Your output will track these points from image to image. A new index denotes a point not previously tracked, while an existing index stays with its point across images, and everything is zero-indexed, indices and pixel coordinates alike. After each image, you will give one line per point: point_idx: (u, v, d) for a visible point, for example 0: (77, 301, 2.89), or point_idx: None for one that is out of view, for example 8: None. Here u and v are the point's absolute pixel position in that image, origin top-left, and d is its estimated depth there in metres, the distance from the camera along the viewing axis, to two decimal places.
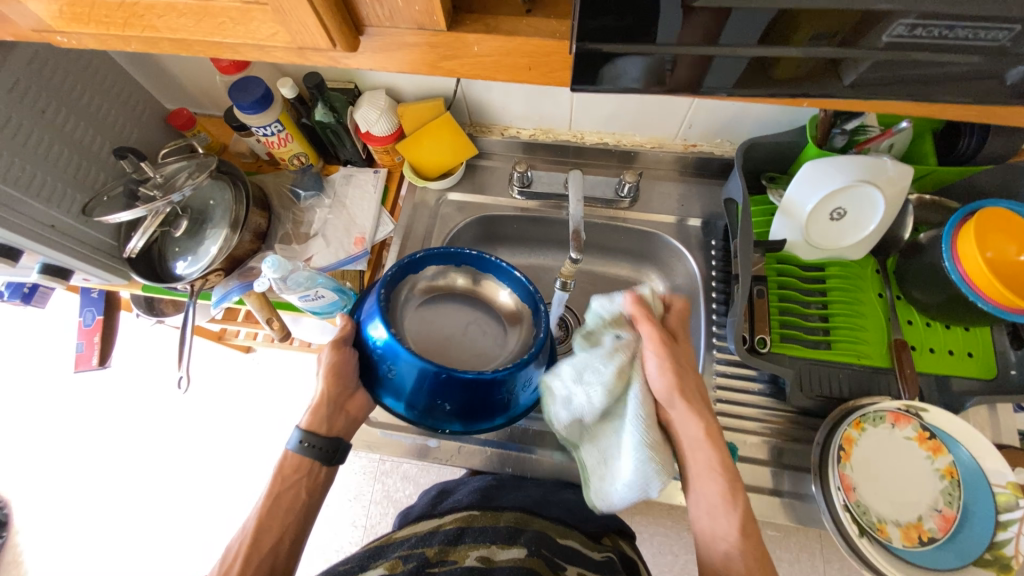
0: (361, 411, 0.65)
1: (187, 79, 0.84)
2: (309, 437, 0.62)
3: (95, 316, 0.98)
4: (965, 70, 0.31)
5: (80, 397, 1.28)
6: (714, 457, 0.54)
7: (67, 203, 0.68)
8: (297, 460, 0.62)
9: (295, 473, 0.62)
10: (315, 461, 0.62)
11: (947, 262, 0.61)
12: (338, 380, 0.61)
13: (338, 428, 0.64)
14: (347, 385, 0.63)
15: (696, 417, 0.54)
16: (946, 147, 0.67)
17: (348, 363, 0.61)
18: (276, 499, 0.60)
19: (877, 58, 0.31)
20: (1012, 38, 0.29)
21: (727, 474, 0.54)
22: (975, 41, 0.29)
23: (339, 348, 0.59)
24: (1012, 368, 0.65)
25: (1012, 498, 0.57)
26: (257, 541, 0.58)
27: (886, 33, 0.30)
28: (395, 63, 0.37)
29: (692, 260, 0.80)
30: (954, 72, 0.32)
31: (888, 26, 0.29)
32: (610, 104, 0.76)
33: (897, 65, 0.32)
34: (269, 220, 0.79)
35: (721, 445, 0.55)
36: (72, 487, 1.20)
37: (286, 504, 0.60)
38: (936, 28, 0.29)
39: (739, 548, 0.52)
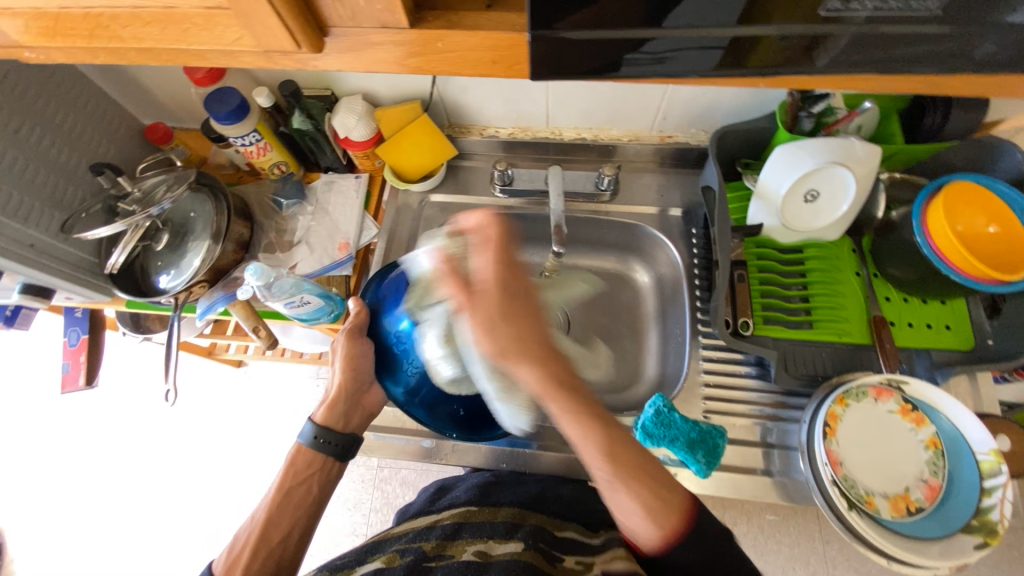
0: (375, 405, 0.69)
1: (163, 93, 0.84)
2: (324, 433, 0.64)
3: (80, 336, 0.97)
4: (910, 43, 0.33)
5: (69, 420, 1.26)
6: (566, 409, 0.43)
7: (45, 222, 0.67)
8: (311, 457, 0.64)
9: (307, 470, 0.63)
10: (327, 457, 0.64)
11: (918, 237, 0.63)
12: (355, 371, 0.66)
13: (353, 423, 0.67)
14: (364, 379, 0.67)
15: (523, 372, 0.43)
16: (912, 126, 0.69)
17: (364, 353, 0.67)
18: (286, 495, 0.62)
19: (852, 33, 0.32)
20: (942, 9, 0.30)
21: (591, 421, 0.43)
22: (911, 13, 0.31)
23: (354, 336, 0.66)
24: (989, 339, 0.66)
25: (996, 465, 0.58)
26: (266, 535, 0.59)
27: (860, 9, 0.31)
28: (362, 63, 0.38)
29: (674, 249, 0.81)
30: (900, 45, 0.33)
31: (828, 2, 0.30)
32: (585, 99, 0.77)
33: (867, 41, 0.33)
34: (252, 230, 0.79)
35: (568, 396, 0.43)
36: (66, 512, 1.18)
37: (296, 500, 0.62)
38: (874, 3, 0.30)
39: (628, 498, 0.46)
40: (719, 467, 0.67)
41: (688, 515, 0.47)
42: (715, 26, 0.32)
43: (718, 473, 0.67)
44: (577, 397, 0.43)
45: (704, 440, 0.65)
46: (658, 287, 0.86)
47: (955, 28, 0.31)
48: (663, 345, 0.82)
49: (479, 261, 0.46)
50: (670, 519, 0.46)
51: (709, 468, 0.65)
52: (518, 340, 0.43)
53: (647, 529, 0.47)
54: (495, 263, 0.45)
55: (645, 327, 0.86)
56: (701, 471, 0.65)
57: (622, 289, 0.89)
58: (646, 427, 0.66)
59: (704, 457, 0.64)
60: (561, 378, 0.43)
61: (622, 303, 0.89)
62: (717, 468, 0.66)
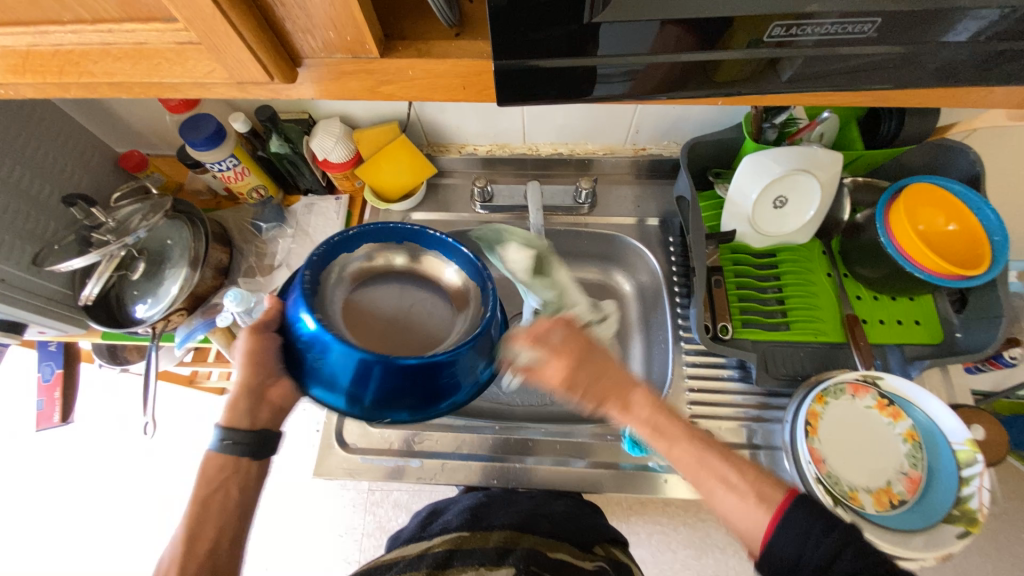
0: (287, 400, 0.62)
1: (138, 121, 0.83)
2: (230, 433, 0.58)
3: (54, 371, 0.94)
4: (854, 60, 0.34)
5: (42, 459, 1.22)
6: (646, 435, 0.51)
7: (16, 255, 0.66)
8: (223, 460, 0.59)
9: (220, 476, 0.58)
10: (236, 457, 0.59)
11: (882, 237, 0.66)
12: (257, 365, 0.58)
13: (262, 420, 0.60)
14: (267, 373, 0.60)
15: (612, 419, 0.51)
16: (869, 132, 0.73)
17: (265, 345, 0.57)
18: (204, 505, 0.57)
19: (807, 54, 0.34)
20: (877, 30, 0.32)
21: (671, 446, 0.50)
22: (848, 34, 0.33)
23: (257, 333, 0.57)
24: (957, 332, 0.69)
25: (971, 454, 0.60)
26: (188, 548, 0.56)
27: (811, 33, 0.33)
28: (335, 91, 0.38)
29: (652, 257, 0.83)
30: (845, 64, 0.35)
31: (771, 27, 0.32)
32: (560, 115, 0.79)
33: (821, 60, 0.35)
34: (230, 256, 0.79)
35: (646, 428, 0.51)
36: (42, 557, 1.13)
37: (218, 508, 0.58)
38: (813, 27, 0.32)
39: (723, 498, 0.48)
40: None
41: (783, 503, 0.46)
42: (672, 51, 0.34)
43: None
44: (648, 421, 0.51)
45: None
46: (640, 295, 0.88)
47: (889, 51, 0.34)
48: (647, 353, 0.83)
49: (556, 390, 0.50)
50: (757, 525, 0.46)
51: None
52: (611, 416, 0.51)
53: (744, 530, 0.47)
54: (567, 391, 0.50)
55: (628, 335, 0.87)
56: None
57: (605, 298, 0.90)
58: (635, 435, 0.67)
59: None
60: (630, 410, 0.51)
61: None
62: None
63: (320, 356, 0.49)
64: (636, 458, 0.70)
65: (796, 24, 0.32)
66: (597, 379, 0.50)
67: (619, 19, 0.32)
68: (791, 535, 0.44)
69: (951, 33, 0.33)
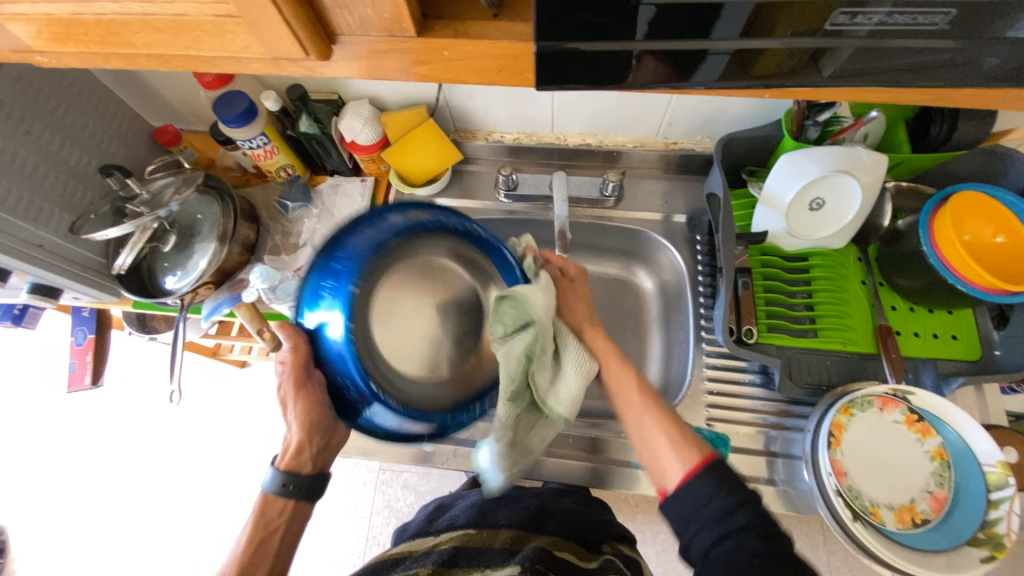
0: (340, 442, 0.63)
1: (173, 96, 0.84)
2: (293, 479, 0.59)
3: (87, 335, 0.97)
4: (907, 53, 0.32)
5: (73, 419, 1.27)
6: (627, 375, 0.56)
7: (54, 222, 0.68)
8: (283, 503, 0.60)
9: (279, 519, 0.59)
10: (294, 501, 0.60)
11: (925, 246, 0.63)
12: (315, 422, 0.57)
13: (319, 463, 0.62)
14: (323, 427, 0.59)
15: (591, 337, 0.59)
16: (918, 135, 0.69)
17: (318, 399, 0.55)
18: (262, 544, 0.58)
19: (858, 45, 0.32)
20: (950, 23, 0.30)
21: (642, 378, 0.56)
22: (915, 26, 0.30)
23: (300, 383, 0.52)
24: (996, 349, 0.66)
25: (1003, 477, 0.57)
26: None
27: (869, 23, 0.30)
28: (370, 70, 0.38)
29: (677, 255, 0.81)
30: (898, 57, 0.33)
31: (830, 15, 0.30)
32: (590, 105, 0.77)
33: (874, 53, 0.33)
34: (258, 232, 0.80)
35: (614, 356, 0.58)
36: (70, 513, 1.19)
37: (275, 547, 0.59)
38: (875, 15, 0.30)
39: (656, 434, 0.51)
40: None
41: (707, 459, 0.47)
42: (720, 39, 0.32)
43: None
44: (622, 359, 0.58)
45: None
46: (661, 292, 0.86)
47: (960, 46, 0.31)
48: (666, 351, 0.82)
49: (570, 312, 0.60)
50: (693, 459, 0.47)
51: None
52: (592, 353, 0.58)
53: (672, 463, 0.48)
54: (580, 317, 0.60)
55: (647, 333, 0.86)
56: None
57: (625, 294, 0.89)
58: None
59: None
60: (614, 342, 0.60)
61: (626, 309, 0.88)
62: None
63: (344, 373, 0.48)
64: None
65: (857, 13, 0.30)
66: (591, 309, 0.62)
67: (667, 2, 0.30)
68: (706, 480, 0.44)
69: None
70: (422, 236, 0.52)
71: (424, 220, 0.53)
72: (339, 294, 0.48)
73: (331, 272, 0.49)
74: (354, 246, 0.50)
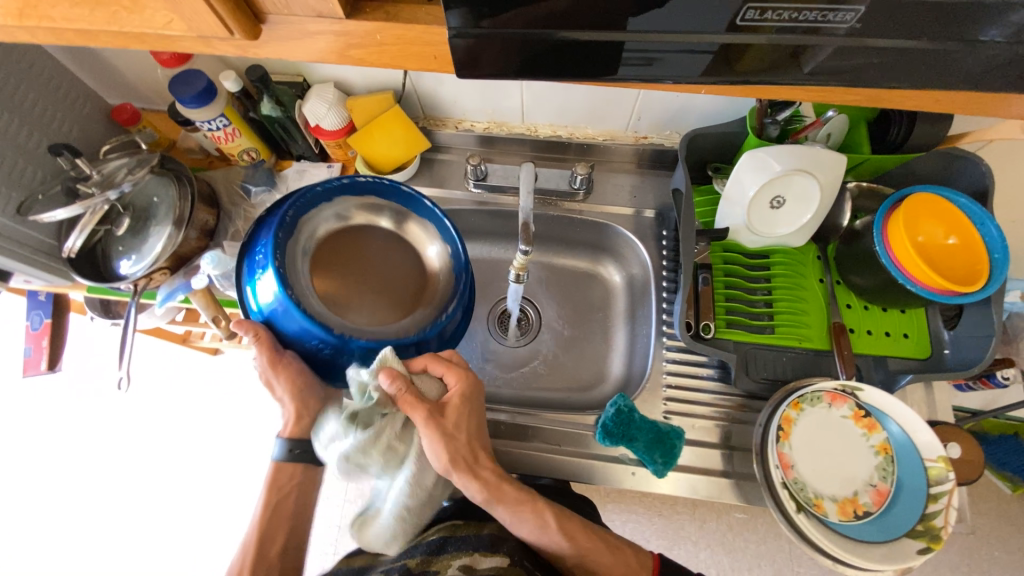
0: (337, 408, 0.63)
1: (132, 74, 0.82)
2: (299, 444, 0.62)
3: (43, 320, 0.94)
4: (829, 52, 0.33)
5: (37, 405, 1.24)
6: (514, 509, 0.59)
7: (1, 201, 0.66)
8: (292, 470, 0.63)
9: (290, 483, 0.63)
10: (302, 465, 0.63)
11: (878, 247, 0.64)
12: (306, 386, 0.58)
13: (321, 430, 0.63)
14: (314, 398, 0.60)
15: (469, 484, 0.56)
16: (877, 136, 0.70)
17: (298, 369, 0.57)
18: (275, 511, 0.63)
19: (839, 43, 0.32)
20: (861, 20, 0.30)
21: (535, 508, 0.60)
22: (826, 23, 0.31)
23: (275, 361, 0.56)
24: (946, 348, 0.68)
25: (943, 471, 0.60)
26: (264, 548, 0.61)
27: (839, 20, 0.30)
28: (303, 51, 0.37)
29: (643, 249, 0.82)
30: (821, 54, 0.33)
31: (740, 8, 0.30)
32: (559, 96, 0.77)
33: (854, 52, 0.33)
34: (218, 218, 0.78)
35: (510, 495, 0.59)
36: (34, 501, 1.17)
37: (288, 515, 0.63)
38: (787, 11, 0.30)
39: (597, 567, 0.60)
40: (676, 467, 0.68)
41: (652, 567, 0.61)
42: (654, 28, 0.32)
43: (675, 474, 0.68)
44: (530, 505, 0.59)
45: (661, 441, 0.66)
46: (628, 287, 0.86)
47: (892, 43, 0.32)
48: (630, 345, 0.83)
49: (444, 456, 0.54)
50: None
51: (665, 468, 0.66)
52: (503, 507, 0.58)
53: None
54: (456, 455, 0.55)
55: (613, 326, 0.86)
56: (657, 471, 0.66)
57: (594, 287, 0.89)
58: (606, 426, 0.67)
59: (660, 458, 0.65)
60: (501, 489, 0.58)
61: (594, 302, 0.88)
62: (673, 468, 0.68)
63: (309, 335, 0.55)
64: (605, 449, 0.70)
65: (769, 8, 0.30)
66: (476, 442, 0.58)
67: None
68: None
69: (954, 30, 0.31)
70: (314, 203, 0.59)
71: (308, 189, 0.60)
72: (268, 268, 0.55)
73: (257, 262, 0.56)
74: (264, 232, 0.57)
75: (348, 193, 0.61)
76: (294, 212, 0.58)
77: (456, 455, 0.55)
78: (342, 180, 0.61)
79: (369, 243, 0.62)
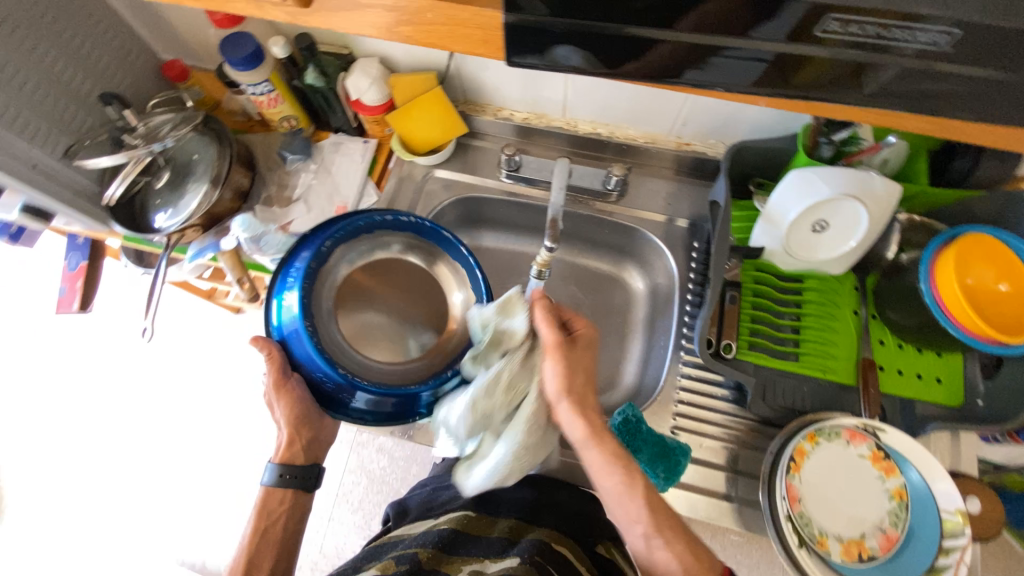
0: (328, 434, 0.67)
1: (185, 32, 0.83)
2: (289, 470, 0.64)
3: (80, 262, 0.98)
4: (900, 73, 0.30)
5: (67, 341, 1.30)
6: (605, 458, 0.55)
7: (51, 144, 0.68)
8: (282, 495, 0.65)
9: (280, 509, 0.64)
10: (292, 490, 0.65)
11: (922, 284, 0.61)
12: (302, 416, 0.62)
13: (312, 456, 0.66)
14: (309, 423, 0.63)
15: (575, 421, 0.55)
16: (937, 169, 0.67)
17: (299, 397, 0.60)
18: (264, 538, 0.63)
19: (903, 65, 0.30)
20: (954, 45, 0.28)
21: (627, 466, 0.54)
22: (913, 43, 0.28)
23: (280, 381, 0.58)
24: (979, 399, 0.64)
25: (959, 526, 0.57)
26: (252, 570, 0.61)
27: (919, 39, 0.28)
28: (353, 23, 0.37)
29: (671, 259, 0.80)
30: (890, 76, 0.31)
31: (823, 19, 0.28)
32: (604, 92, 0.75)
33: (915, 76, 0.30)
34: (253, 181, 0.79)
35: (609, 444, 0.55)
36: (58, 431, 1.23)
37: (277, 540, 0.63)
38: (873, 26, 0.28)
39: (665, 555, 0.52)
40: (678, 484, 0.67)
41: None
42: (706, 32, 0.30)
43: (676, 490, 0.67)
44: (622, 456, 0.55)
45: (665, 455, 0.65)
46: (651, 296, 0.85)
47: (970, 71, 0.29)
48: (645, 355, 0.81)
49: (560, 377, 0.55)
50: None
51: (666, 484, 0.64)
52: (592, 455, 0.55)
53: None
54: (570, 385, 0.55)
55: (630, 334, 0.85)
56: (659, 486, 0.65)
57: (615, 292, 0.88)
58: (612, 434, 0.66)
59: (663, 473, 0.64)
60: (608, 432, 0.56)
61: (613, 307, 0.87)
62: (676, 485, 0.66)
63: (317, 366, 0.55)
64: None
65: (855, 20, 0.28)
66: (587, 378, 0.57)
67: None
68: None
69: None
70: (353, 234, 0.60)
71: (350, 220, 0.60)
72: (296, 293, 0.56)
73: (289, 284, 0.58)
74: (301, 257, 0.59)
75: (387, 229, 0.61)
76: (331, 241, 0.59)
77: (568, 386, 0.55)
78: (385, 216, 0.61)
79: (398, 279, 0.62)
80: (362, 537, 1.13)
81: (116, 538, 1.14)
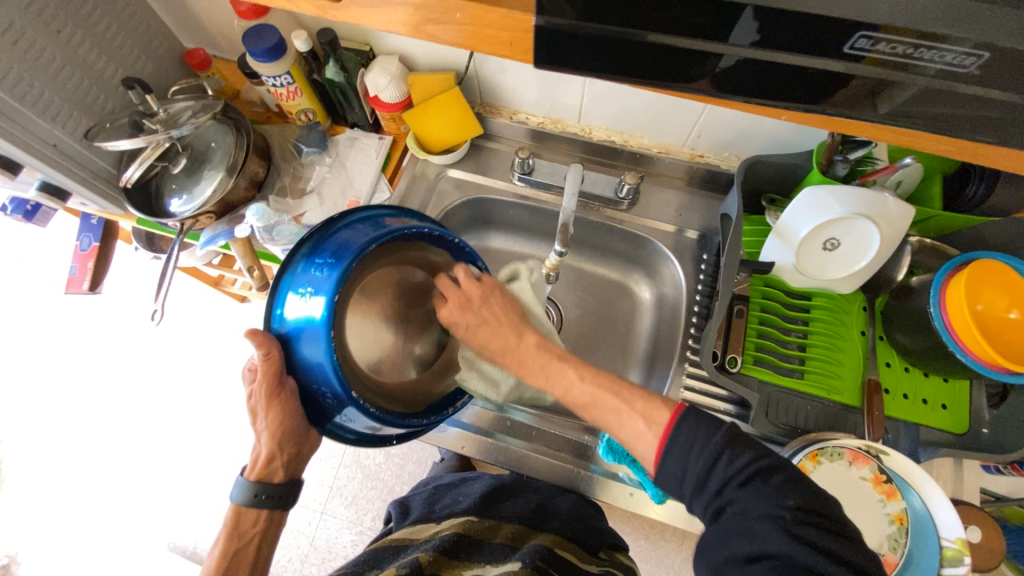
0: (307, 452, 0.65)
1: (209, 22, 0.84)
2: (264, 489, 0.63)
3: (92, 243, 0.99)
4: (916, 93, 0.30)
5: (72, 321, 1.32)
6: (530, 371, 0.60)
7: (71, 125, 0.69)
8: (256, 515, 0.64)
9: (253, 530, 0.64)
10: (266, 510, 0.64)
11: (932, 308, 0.60)
12: (286, 436, 0.60)
13: (289, 474, 0.65)
14: (291, 444, 0.62)
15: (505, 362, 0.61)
16: (951, 194, 0.66)
17: (291, 412, 0.58)
18: (235, 558, 0.63)
19: (922, 85, 0.30)
20: (981, 67, 0.28)
21: (544, 372, 0.59)
22: (944, 67, 0.29)
23: (274, 393, 0.55)
24: (983, 427, 0.64)
25: (959, 554, 0.56)
26: None
27: (939, 60, 0.28)
28: (381, 19, 0.38)
29: (680, 269, 0.80)
30: (907, 99, 0.31)
31: (852, 36, 0.28)
32: (620, 100, 0.75)
33: (934, 97, 0.30)
34: (267, 171, 0.80)
35: (527, 360, 0.60)
36: (57, 409, 1.24)
37: (251, 556, 0.64)
38: (901, 46, 0.28)
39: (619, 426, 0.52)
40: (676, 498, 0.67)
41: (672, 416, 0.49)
42: (733, 43, 0.31)
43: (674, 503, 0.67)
44: (537, 364, 0.59)
45: None
46: (657, 306, 0.84)
47: (996, 95, 0.29)
48: (649, 364, 0.81)
49: (472, 340, 0.60)
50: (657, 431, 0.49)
51: (665, 495, 0.66)
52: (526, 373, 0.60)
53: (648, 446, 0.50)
54: (482, 342, 0.61)
55: (635, 343, 0.85)
56: (657, 495, 0.66)
57: (621, 300, 0.88)
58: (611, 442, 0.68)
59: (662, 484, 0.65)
60: (522, 357, 0.60)
61: (619, 315, 0.87)
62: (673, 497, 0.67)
63: (325, 375, 0.52)
64: (607, 465, 0.71)
65: (884, 38, 0.28)
66: (488, 321, 0.61)
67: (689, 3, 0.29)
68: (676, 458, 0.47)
69: None
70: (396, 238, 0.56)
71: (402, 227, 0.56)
72: (321, 293, 0.52)
73: (312, 277, 0.54)
74: (335, 250, 0.54)
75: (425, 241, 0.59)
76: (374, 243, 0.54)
77: (479, 339, 0.60)
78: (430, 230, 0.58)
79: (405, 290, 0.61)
80: (353, 533, 1.13)
81: (107, 520, 1.14)
